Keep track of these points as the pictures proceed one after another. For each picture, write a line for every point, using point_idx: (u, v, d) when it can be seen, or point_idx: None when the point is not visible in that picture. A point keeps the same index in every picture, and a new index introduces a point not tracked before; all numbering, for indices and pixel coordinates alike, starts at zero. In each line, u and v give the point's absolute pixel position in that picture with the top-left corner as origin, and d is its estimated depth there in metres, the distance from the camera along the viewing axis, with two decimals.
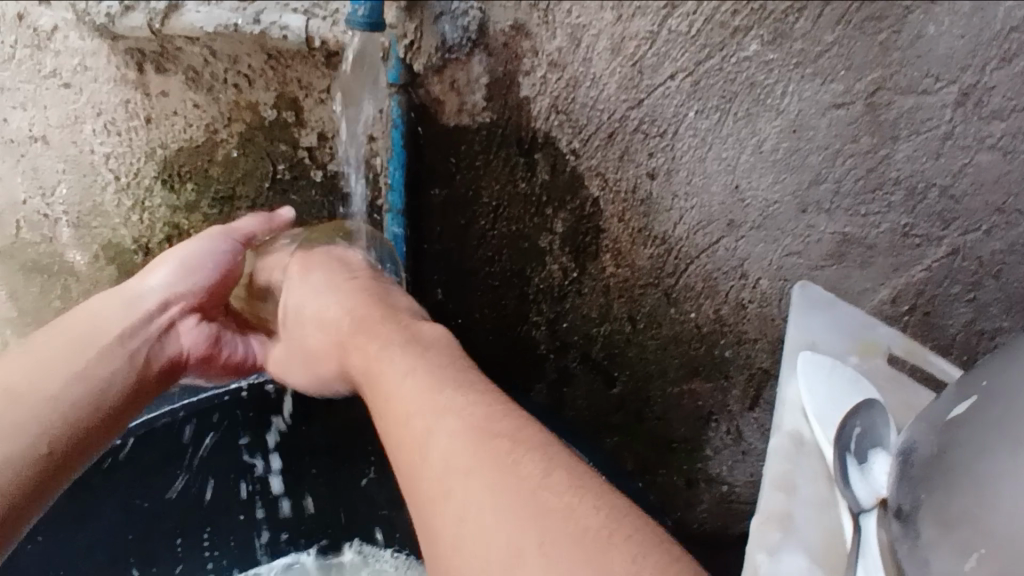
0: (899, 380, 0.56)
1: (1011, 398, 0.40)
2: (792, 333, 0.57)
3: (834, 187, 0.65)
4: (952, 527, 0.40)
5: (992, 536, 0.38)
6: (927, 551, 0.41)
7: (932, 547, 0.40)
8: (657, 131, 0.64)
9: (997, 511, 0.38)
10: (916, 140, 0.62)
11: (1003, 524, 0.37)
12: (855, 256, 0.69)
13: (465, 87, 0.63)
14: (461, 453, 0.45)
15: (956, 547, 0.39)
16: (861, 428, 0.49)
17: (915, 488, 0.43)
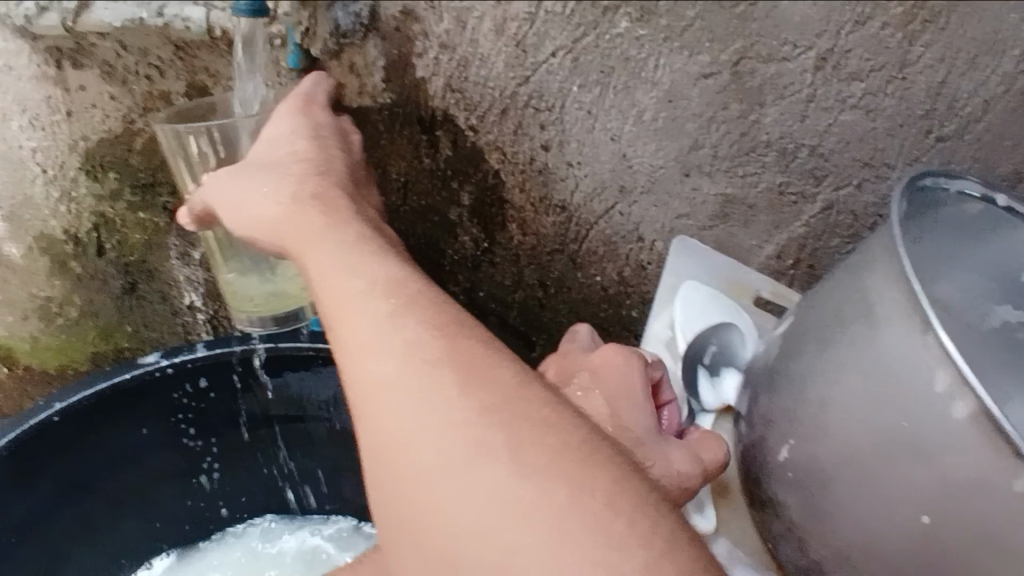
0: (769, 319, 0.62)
1: (817, 307, 0.45)
2: (665, 280, 0.63)
3: (712, 152, 0.71)
4: (769, 422, 0.46)
5: (795, 426, 0.44)
6: (753, 447, 0.47)
7: (757, 442, 0.47)
8: (545, 105, 0.69)
9: (800, 404, 0.43)
10: (781, 104, 0.68)
11: (805, 414, 0.43)
12: (738, 215, 0.75)
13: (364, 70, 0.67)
14: (436, 385, 0.41)
15: (772, 438, 0.46)
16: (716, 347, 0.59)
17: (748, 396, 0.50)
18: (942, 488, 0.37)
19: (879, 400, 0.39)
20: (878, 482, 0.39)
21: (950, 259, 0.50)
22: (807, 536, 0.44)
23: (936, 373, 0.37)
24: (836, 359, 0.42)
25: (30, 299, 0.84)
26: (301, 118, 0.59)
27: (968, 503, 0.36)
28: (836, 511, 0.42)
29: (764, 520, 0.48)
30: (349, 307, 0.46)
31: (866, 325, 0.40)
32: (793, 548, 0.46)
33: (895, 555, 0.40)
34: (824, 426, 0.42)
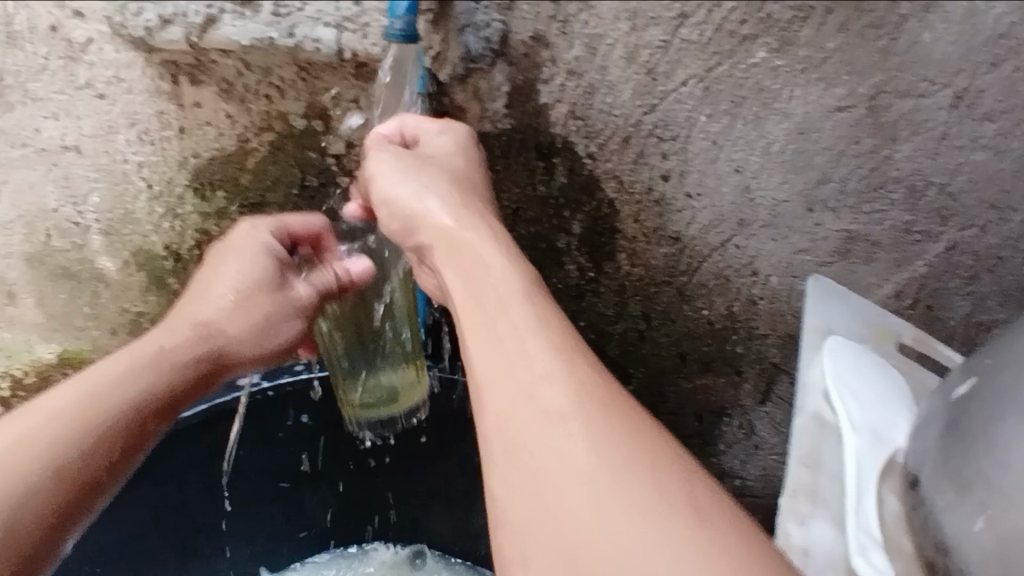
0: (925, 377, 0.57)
1: (1009, 370, 0.43)
2: (808, 320, 0.59)
3: (839, 186, 0.68)
4: (961, 493, 0.43)
5: (992, 494, 0.41)
6: (939, 519, 0.45)
7: (944, 513, 0.44)
8: (670, 135, 0.67)
9: (1001, 471, 0.41)
10: (914, 140, 0.66)
11: (1008, 475, 0.41)
12: (860, 252, 0.72)
13: (486, 94, 0.66)
14: (586, 460, 0.39)
15: (964, 509, 0.43)
16: (870, 403, 0.52)
17: (928, 454, 0.47)
18: None
19: None
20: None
21: None
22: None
23: None
24: None
25: (119, 316, 0.80)
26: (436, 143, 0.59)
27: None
28: None
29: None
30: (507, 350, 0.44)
31: None
32: None
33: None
34: None
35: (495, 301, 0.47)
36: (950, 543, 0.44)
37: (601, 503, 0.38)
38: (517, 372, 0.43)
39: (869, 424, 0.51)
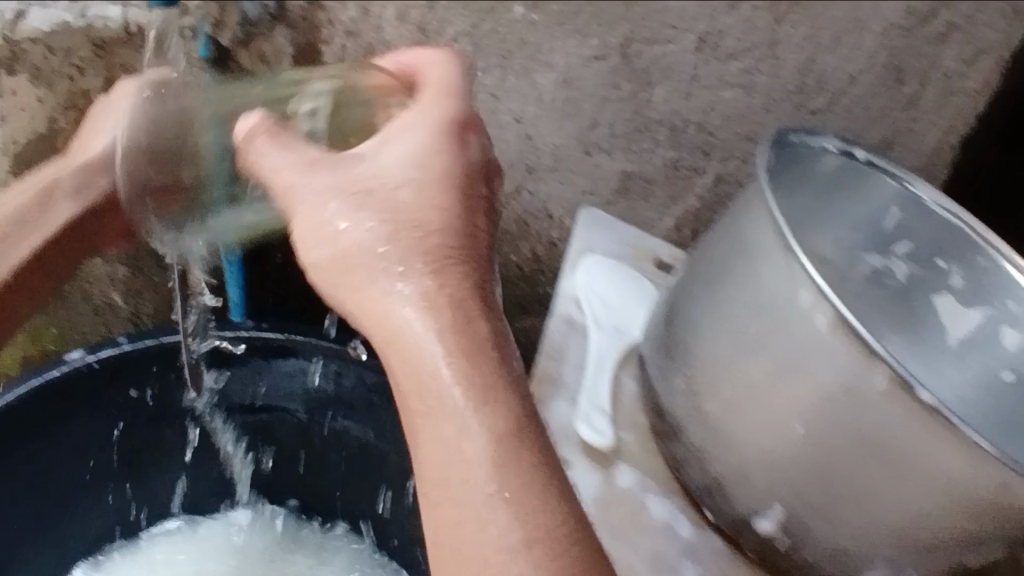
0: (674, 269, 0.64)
1: (705, 250, 0.45)
2: (573, 244, 0.66)
3: (608, 130, 0.76)
4: (668, 359, 0.46)
5: (689, 354, 0.43)
6: (657, 384, 0.47)
7: (658, 381, 0.47)
8: None
9: (694, 335, 0.43)
10: (666, 83, 0.75)
11: (706, 333, 0.42)
12: (637, 190, 0.79)
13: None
14: (469, 464, 0.35)
15: (670, 373, 0.45)
16: (617, 306, 0.58)
17: (648, 332, 0.52)
18: (854, 421, 0.34)
19: (760, 317, 0.39)
20: (861, 427, 0.34)
21: (822, 210, 0.54)
22: (697, 454, 0.43)
23: (800, 292, 0.37)
24: (721, 288, 0.42)
25: None
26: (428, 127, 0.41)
27: (837, 407, 0.35)
28: (734, 434, 0.40)
29: (669, 451, 0.46)
30: (362, 294, 0.39)
31: (743, 253, 0.41)
32: (696, 473, 0.43)
33: (781, 469, 0.38)
34: (712, 349, 0.41)
35: (418, 233, 0.39)
36: (664, 400, 0.45)
37: (469, 491, 0.35)
38: (421, 352, 0.37)
39: (612, 323, 0.57)
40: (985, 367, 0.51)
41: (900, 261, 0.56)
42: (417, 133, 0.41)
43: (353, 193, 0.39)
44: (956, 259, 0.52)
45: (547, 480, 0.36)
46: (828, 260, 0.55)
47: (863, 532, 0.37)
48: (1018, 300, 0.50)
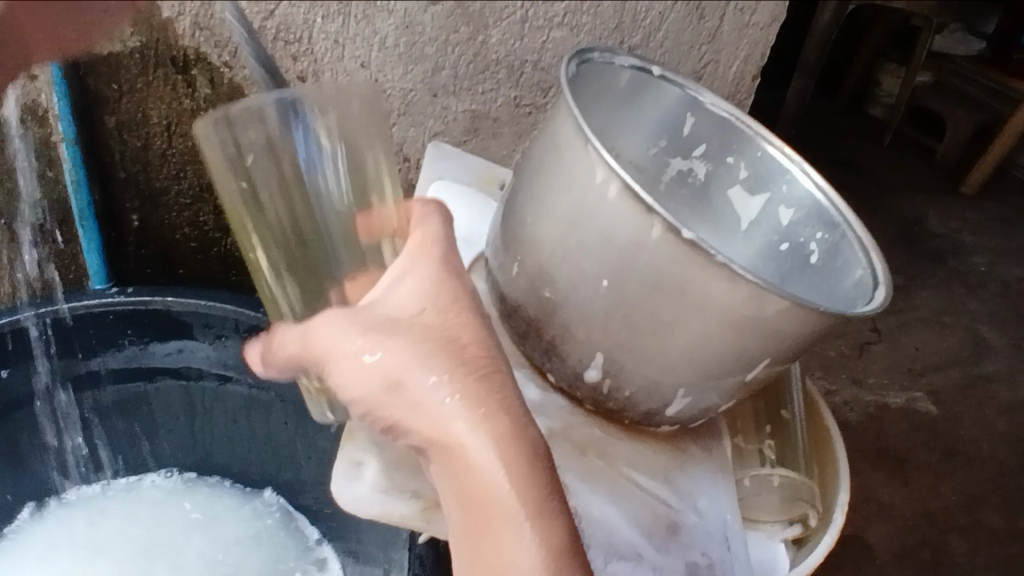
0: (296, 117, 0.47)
1: (528, 153, 0.55)
2: (424, 172, 0.73)
3: (453, 73, 0.82)
4: (503, 247, 0.55)
5: (518, 239, 0.53)
6: (496, 270, 0.56)
7: (496, 266, 0.56)
8: (293, 37, 0.77)
9: (522, 221, 0.53)
10: (502, 25, 0.80)
11: (531, 220, 0.52)
12: (486, 129, 0.87)
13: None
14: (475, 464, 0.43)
15: (506, 257, 0.54)
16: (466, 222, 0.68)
17: (490, 233, 0.60)
18: (641, 274, 0.46)
19: (569, 200, 0.49)
20: (678, 306, 0.47)
21: (618, 121, 0.66)
22: (537, 322, 0.53)
23: (595, 169, 0.47)
24: (541, 179, 0.51)
25: None
26: (389, 316, 0.45)
27: (629, 256, 0.46)
28: (562, 305, 0.51)
29: (514, 327, 0.56)
30: (333, 359, 0.45)
31: (556, 147, 0.51)
32: (534, 341, 0.54)
33: (600, 318, 0.49)
34: (536, 232, 0.51)
35: (417, 364, 0.44)
36: (500, 281, 0.55)
37: (489, 480, 0.43)
38: (409, 390, 0.44)
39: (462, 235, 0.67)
40: (767, 238, 0.66)
41: (700, 162, 0.69)
42: (378, 329, 0.45)
43: (368, 329, 0.44)
44: (740, 154, 0.66)
45: (535, 458, 0.43)
46: (622, 155, 0.68)
47: (664, 361, 0.50)
48: (783, 182, 0.64)
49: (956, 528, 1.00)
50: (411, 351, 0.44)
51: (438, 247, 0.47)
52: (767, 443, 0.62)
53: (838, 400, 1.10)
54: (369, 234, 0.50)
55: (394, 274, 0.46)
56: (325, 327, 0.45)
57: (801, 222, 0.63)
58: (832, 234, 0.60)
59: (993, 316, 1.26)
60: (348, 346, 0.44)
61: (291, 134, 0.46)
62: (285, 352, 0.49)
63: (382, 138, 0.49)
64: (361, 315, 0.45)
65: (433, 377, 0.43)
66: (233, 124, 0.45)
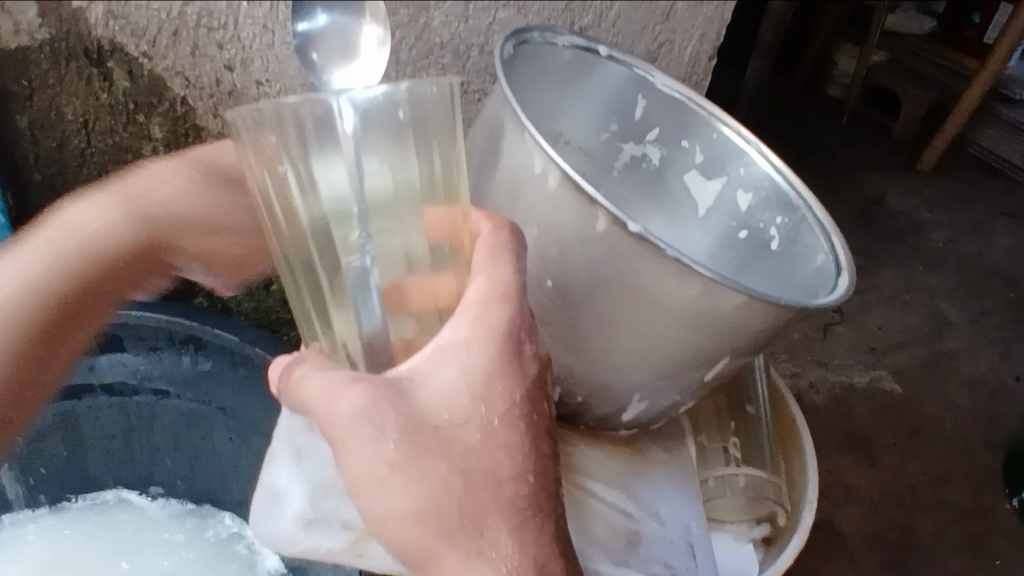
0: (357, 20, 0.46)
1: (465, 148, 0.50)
2: None
3: (394, 58, 0.77)
4: None
5: None
6: None
7: None
8: (217, 23, 0.65)
9: None
10: (444, 6, 0.75)
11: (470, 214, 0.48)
12: None
13: (13, 4, 0.62)
14: None
15: None
16: None
17: None
18: (598, 276, 0.43)
19: (512, 193, 0.44)
20: (631, 308, 0.43)
21: (562, 105, 0.63)
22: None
23: (535, 158, 0.43)
24: (480, 173, 0.47)
25: None
26: (429, 416, 0.36)
27: (573, 250, 0.43)
28: None
29: None
30: (351, 452, 0.36)
31: (492, 136, 0.46)
32: None
33: (542, 321, 0.45)
34: None
35: (449, 504, 0.37)
36: None
37: None
38: (427, 516, 0.37)
39: None
40: (724, 223, 0.63)
41: (653, 147, 0.65)
42: (418, 438, 0.36)
43: (404, 434, 0.36)
44: (695, 136, 0.63)
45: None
46: (570, 139, 0.65)
47: (616, 363, 0.46)
48: (739, 165, 0.61)
49: (925, 508, 0.99)
50: (446, 473, 0.36)
51: (511, 316, 0.37)
52: (731, 441, 0.59)
53: (805, 382, 1.09)
54: (439, 227, 0.36)
55: (455, 360, 0.36)
56: (345, 414, 0.36)
57: (760, 207, 0.61)
58: (792, 217, 0.58)
59: (954, 291, 1.26)
60: (378, 450, 0.36)
61: (351, 130, 0.31)
62: (287, 394, 0.38)
63: (448, 133, 0.35)
64: (397, 403, 0.36)
65: (447, 527, 0.37)
66: (283, 120, 0.32)
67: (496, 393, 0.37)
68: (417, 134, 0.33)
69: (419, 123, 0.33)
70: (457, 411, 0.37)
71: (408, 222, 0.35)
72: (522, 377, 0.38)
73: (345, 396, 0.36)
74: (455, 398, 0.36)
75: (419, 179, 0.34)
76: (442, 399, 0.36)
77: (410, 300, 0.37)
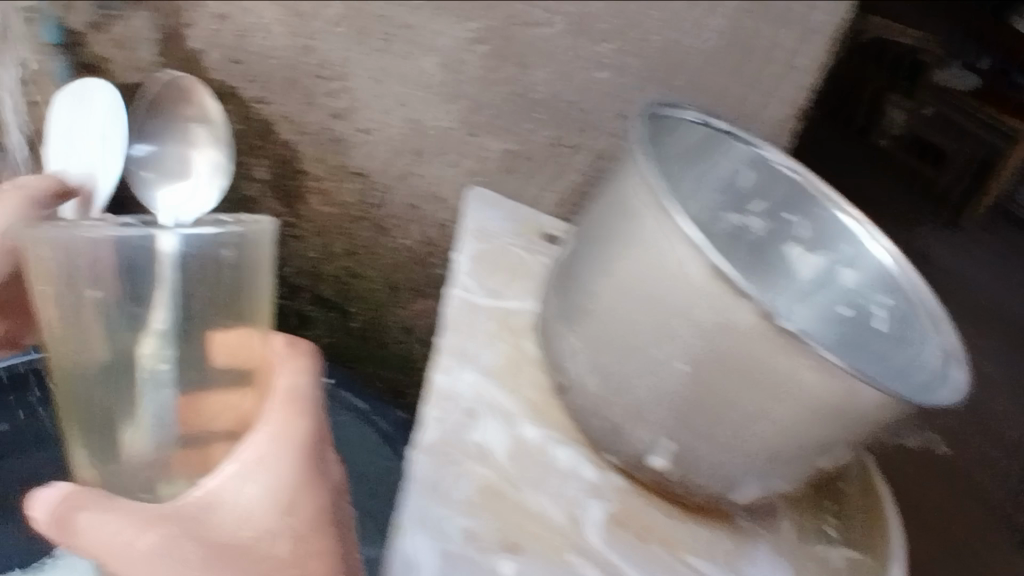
0: (182, 173, 0.67)
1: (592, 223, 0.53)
2: (466, 224, 0.68)
3: (491, 112, 0.77)
4: (567, 319, 0.53)
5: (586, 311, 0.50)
6: (558, 344, 0.54)
7: (558, 339, 0.53)
8: (330, 74, 0.73)
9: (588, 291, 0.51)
10: (548, 66, 0.74)
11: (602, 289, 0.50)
12: (522, 169, 0.80)
13: (138, 45, 0.71)
14: None
15: (569, 328, 0.52)
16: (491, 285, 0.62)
17: (549, 302, 0.56)
18: (731, 362, 0.44)
19: (643, 274, 0.47)
20: (762, 394, 0.44)
21: (678, 178, 0.64)
22: (601, 401, 0.50)
23: (677, 245, 0.45)
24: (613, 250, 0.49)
25: None
26: (221, 545, 0.44)
27: (712, 338, 0.44)
28: (636, 386, 0.48)
29: (569, 404, 0.53)
30: None
31: (627, 217, 0.49)
32: (597, 420, 0.51)
33: (672, 402, 0.46)
34: (604, 304, 0.49)
35: None
36: (562, 352, 0.53)
37: None
38: None
39: (495, 304, 0.60)
40: (824, 302, 0.63)
41: (758, 218, 0.65)
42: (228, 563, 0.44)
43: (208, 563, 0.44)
44: (801, 212, 0.63)
45: None
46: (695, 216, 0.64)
47: (740, 450, 0.47)
48: (846, 245, 0.61)
49: None
50: None
51: (304, 446, 0.47)
52: (828, 520, 0.58)
53: None
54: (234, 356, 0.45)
55: (258, 487, 0.45)
56: (151, 546, 0.43)
57: (868, 287, 0.60)
58: (899, 300, 0.58)
59: None
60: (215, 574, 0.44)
61: (169, 252, 0.42)
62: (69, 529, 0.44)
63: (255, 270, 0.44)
64: (194, 533, 0.44)
65: None
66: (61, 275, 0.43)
67: (279, 515, 0.46)
68: (221, 291, 0.44)
69: (212, 296, 0.44)
70: (278, 524, 0.45)
71: (187, 342, 0.45)
72: (324, 477, 0.49)
73: (149, 538, 0.43)
74: (245, 529, 0.45)
75: (183, 328, 0.45)
76: (240, 523, 0.45)
77: (201, 414, 0.45)
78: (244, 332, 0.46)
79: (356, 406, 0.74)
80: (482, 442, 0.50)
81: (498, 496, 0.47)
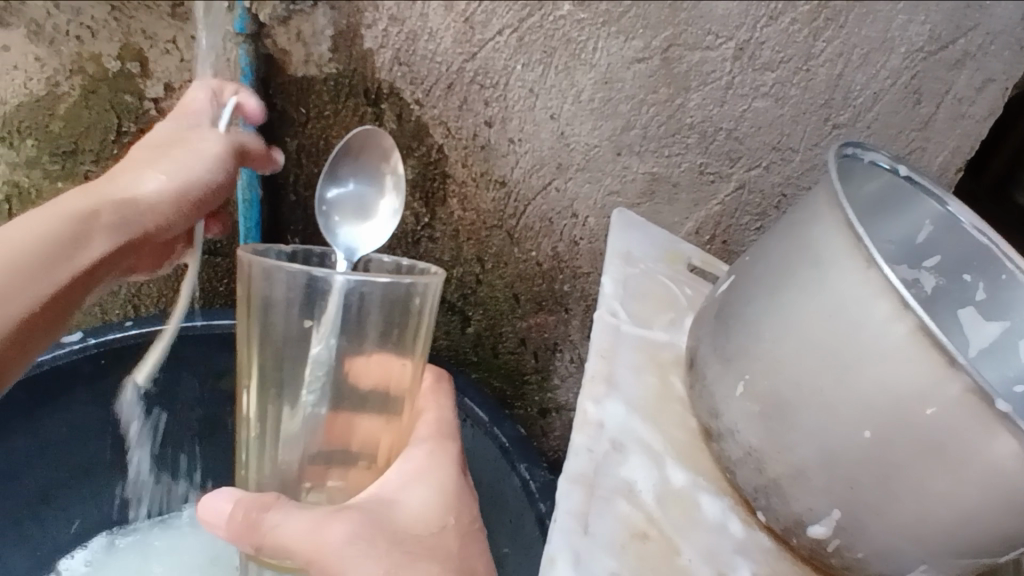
0: (364, 215, 0.59)
1: (763, 266, 0.50)
2: (613, 246, 0.67)
3: (642, 133, 0.75)
4: (726, 364, 0.50)
5: (755, 360, 0.48)
6: (711, 387, 0.51)
7: (713, 382, 0.51)
8: (490, 82, 0.73)
9: (757, 339, 0.48)
10: (704, 89, 0.72)
11: (774, 338, 0.47)
12: (663, 193, 0.78)
13: (312, 39, 0.71)
14: None
15: (728, 374, 0.50)
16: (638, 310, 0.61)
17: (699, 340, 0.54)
18: (921, 439, 0.40)
19: (833, 329, 0.44)
20: (953, 476, 0.40)
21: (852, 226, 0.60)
22: (762, 451, 0.48)
23: (880, 302, 0.42)
24: (793, 298, 0.46)
25: None
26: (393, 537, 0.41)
27: (906, 411, 0.40)
28: (802, 444, 0.45)
29: (723, 453, 0.51)
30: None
31: (814, 266, 0.46)
32: (749, 471, 0.49)
33: (849, 472, 0.43)
34: (776, 355, 0.46)
35: None
36: (716, 395, 0.51)
37: None
38: None
39: (640, 333, 0.59)
40: (996, 376, 0.57)
41: (929, 274, 0.61)
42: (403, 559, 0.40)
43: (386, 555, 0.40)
44: (982, 274, 0.58)
45: None
46: None
47: (921, 533, 0.42)
48: None
49: None
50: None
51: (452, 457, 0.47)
52: None
53: None
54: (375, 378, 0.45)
55: (420, 489, 0.44)
56: (336, 535, 0.39)
57: None
58: None
59: None
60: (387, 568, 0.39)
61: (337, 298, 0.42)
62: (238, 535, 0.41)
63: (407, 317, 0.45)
64: (373, 525, 0.41)
65: None
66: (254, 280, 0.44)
67: (441, 513, 0.43)
68: (389, 329, 0.44)
69: (349, 340, 0.44)
70: (435, 525, 0.42)
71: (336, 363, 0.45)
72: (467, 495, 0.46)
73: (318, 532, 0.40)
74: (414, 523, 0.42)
75: (338, 343, 0.44)
76: (410, 519, 0.42)
77: (342, 432, 0.46)
78: (393, 357, 0.45)
79: (477, 416, 0.73)
80: (630, 478, 0.49)
81: (646, 538, 0.46)
